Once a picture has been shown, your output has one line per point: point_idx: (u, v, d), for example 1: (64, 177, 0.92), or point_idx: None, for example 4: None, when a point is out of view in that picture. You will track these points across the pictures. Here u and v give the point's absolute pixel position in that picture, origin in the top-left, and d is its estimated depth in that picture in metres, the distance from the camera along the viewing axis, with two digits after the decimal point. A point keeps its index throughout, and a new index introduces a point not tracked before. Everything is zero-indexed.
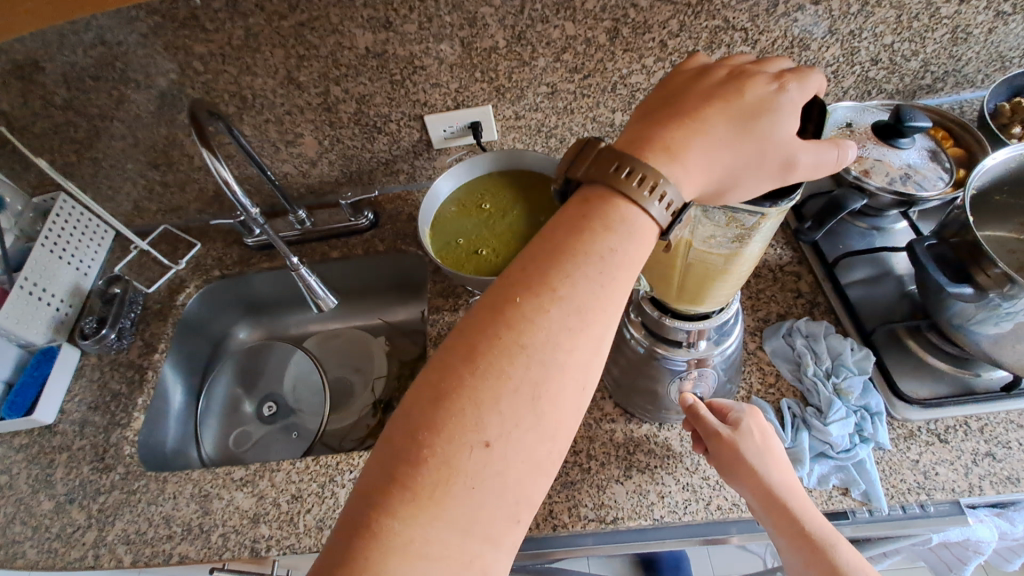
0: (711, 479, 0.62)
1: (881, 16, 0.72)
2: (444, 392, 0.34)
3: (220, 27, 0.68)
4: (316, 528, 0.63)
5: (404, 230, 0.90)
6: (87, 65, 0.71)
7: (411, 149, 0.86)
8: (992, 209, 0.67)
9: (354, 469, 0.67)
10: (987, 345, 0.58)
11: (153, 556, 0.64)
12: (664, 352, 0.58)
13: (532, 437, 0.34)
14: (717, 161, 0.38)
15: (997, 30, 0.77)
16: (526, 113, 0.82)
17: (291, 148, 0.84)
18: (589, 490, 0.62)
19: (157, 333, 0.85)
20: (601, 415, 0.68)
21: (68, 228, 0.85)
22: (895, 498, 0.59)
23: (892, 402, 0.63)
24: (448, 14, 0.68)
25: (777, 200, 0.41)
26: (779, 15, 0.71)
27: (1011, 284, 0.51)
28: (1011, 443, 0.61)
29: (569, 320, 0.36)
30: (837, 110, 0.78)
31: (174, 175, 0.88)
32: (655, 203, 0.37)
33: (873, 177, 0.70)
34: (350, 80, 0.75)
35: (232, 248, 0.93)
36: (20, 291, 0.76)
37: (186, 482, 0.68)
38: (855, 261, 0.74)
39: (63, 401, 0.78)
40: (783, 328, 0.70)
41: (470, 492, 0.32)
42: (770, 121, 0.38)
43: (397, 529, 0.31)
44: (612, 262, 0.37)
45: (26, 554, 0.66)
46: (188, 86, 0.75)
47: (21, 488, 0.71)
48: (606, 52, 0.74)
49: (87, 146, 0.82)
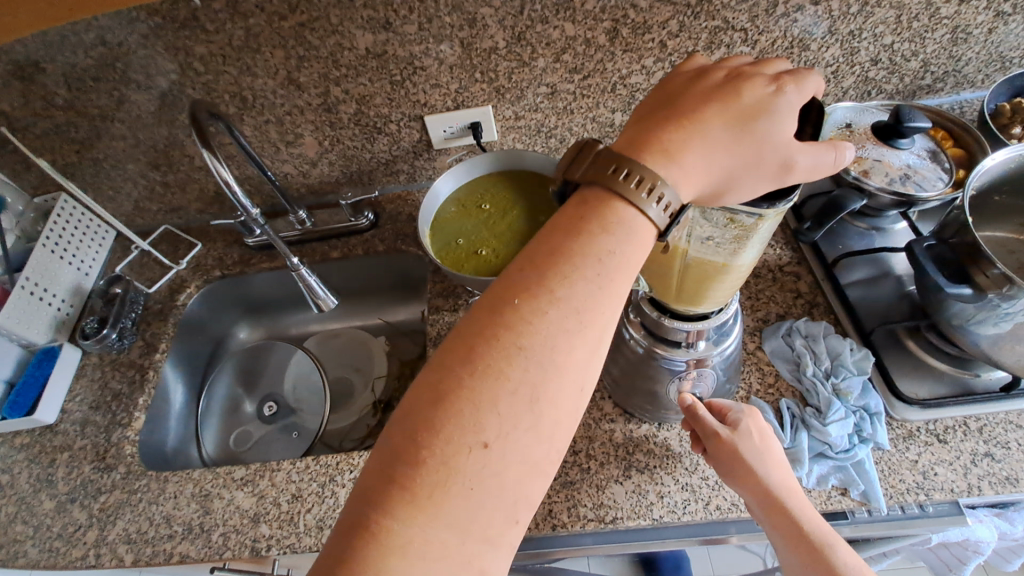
0: (710, 479, 0.62)
1: (881, 16, 0.72)
2: (443, 393, 0.34)
3: (220, 27, 0.68)
4: (316, 528, 0.63)
5: (405, 231, 0.90)
6: (88, 67, 0.72)
7: (412, 149, 0.86)
8: (993, 209, 0.67)
9: (354, 469, 0.67)
10: (986, 346, 0.58)
11: (154, 556, 0.64)
12: (664, 352, 0.58)
13: (530, 438, 0.34)
14: (715, 163, 0.38)
15: (997, 30, 0.77)
16: (526, 113, 0.82)
17: (291, 149, 0.84)
18: (589, 490, 0.62)
19: (157, 333, 0.85)
20: (601, 415, 0.68)
21: (69, 228, 0.86)
22: (895, 498, 0.59)
23: (892, 402, 0.63)
24: (448, 14, 0.68)
25: (775, 201, 0.41)
26: (779, 15, 0.71)
27: (1011, 284, 0.51)
28: (1010, 443, 0.61)
29: (568, 322, 0.36)
30: (837, 110, 0.78)
31: (175, 175, 0.88)
32: (654, 204, 0.37)
33: (872, 177, 0.70)
34: (350, 80, 0.75)
35: (232, 248, 0.93)
36: (20, 292, 0.76)
37: (187, 482, 0.69)
38: (855, 262, 0.74)
39: (63, 400, 0.78)
40: (783, 328, 0.70)
41: (469, 492, 0.32)
42: (768, 122, 0.38)
43: (396, 528, 0.31)
44: (611, 264, 0.37)
45: (26, 554, 0.66)
46: (188, 87, 0.75)
47: (22, 488, 0.71)
48: (606, 53, 0.74)
49: (88, 147, 0.82)
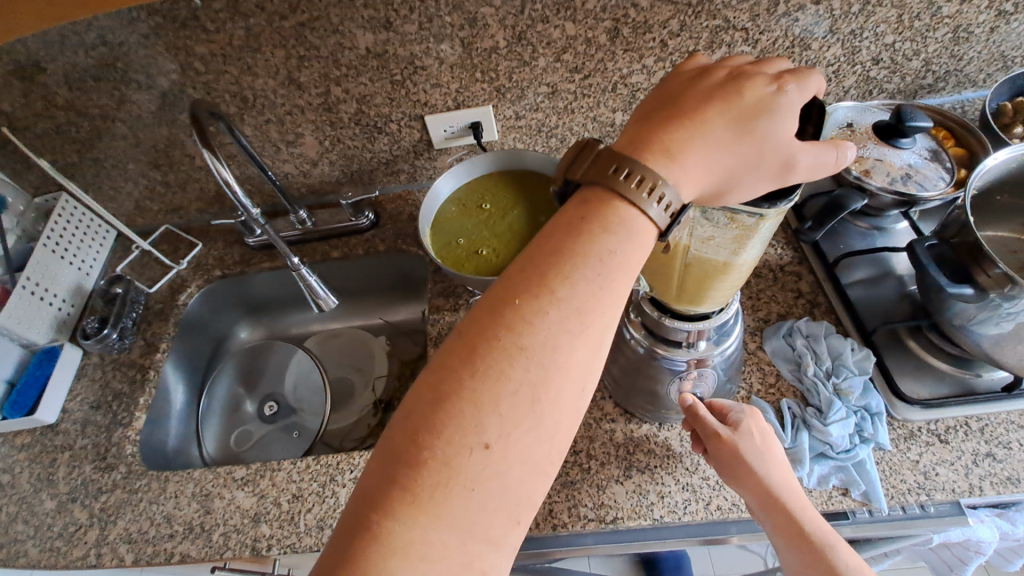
0: (711, 479, 0.62)
1: (883, 15, 0.72)
2: (444, 394, 0.34)
3: (220, 27, 0.68)
4: (316, 527, 0.63)
5: (405, 231, 0.90)
6: (89, 67, 0.72)
7: (412, 149, 0.86)
8: (994, 209, 0.67)
9: (354, 469, 0.67)
10: (987, 346, 0.58)
11: (154, 555, 0.64)
12: (664, 352, 0.58)
13: (531, 438, 0.34)
14: (716, 163, 0.38)
15: (998, 30, 0.76)
16: (526, 113, 0.82)
17: (292, 149, 0.84)
18: (589, 490, 0.62)
19: (158, 333, 0.85)
20: (601, 415, 0.68)
21: (69, 228, 0.86)
22: (895, 498, 0.59)
23: (892, 402, 0.63)
24: (448, 14, 0.68)
25: (776, 201, 0.41)
26: (780, 15, 0.71)
27: (1012, 284, 0.51)
28: (1011, 443, 0.61)
29: (569, 323, 0.36)
30: (837, 110, 0.78)
31: (175, 175, 0.88)
32: (655, 205, 0.37)
33: (873, 177, 0.70)
34: (350, 80, 0.75)
35: (233, 248, 0.93)
36: (21, 292, 0.76)
37: (187, 481, 0.69)
38: (856, 262, 0.74)
39: (64, 400, 0.78)
40: (783, 328, 0.70)
41: (470, 493, 0.32)
42: (769, 122, 0.38)
43: (397, 529, 0.31)
44: (611, 264, 0.37)
45: (27, 553, 0.66)
46: (189, 86, 0.75)
47: (23, 487, 0.72)
48: (606, 52, 0.73)
49: (89, 146, 0.82)
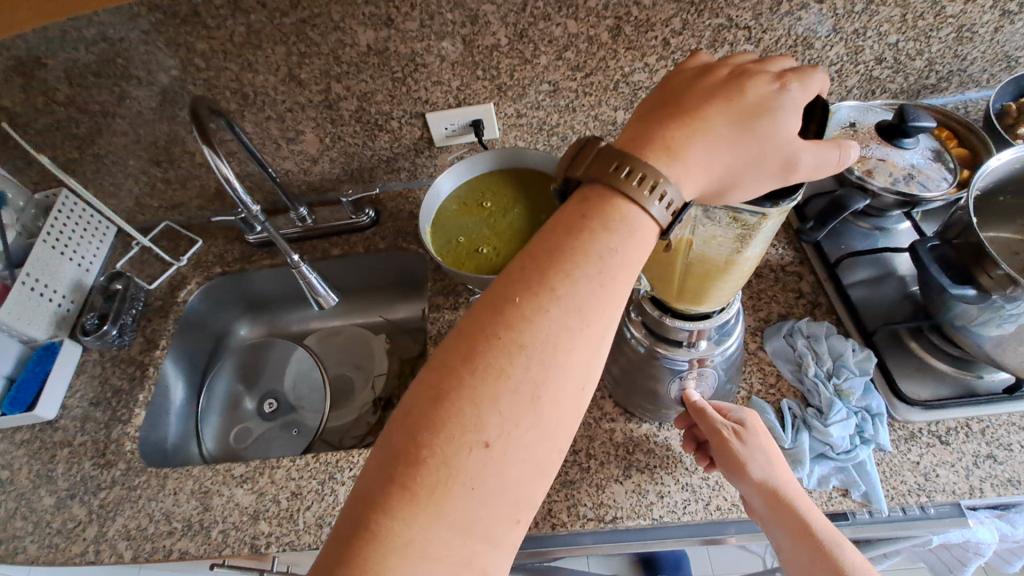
0: (711, 479, 0.62)
1: (886, 15, 0.72)
2: (443, 392, 0.34)
3: (221, 24, 0.68)
4: (316, 525, 0.63)
5: (405, 229, 0.90)
6: (89, 62, 0.71)
7: (413, 146, 0.86)
8: (997, 210, 0.67)
9: (354, 466, 0.67)
10: (990, 347, 0.57)
11: (153, 552, 0.64)
12: (664, 352, 0.58)
13: (531, 437, 0.34)
14: (717, 161, 0.38)
15: (1003, 30, 0.76)
16: (528, 111, 0.81)
17: (293, 145, 0.84)
18: (589, 490, 0.62)
19: (158, 330, 0.85)
20: (601, 415, 0.68)
21: (70, 224, 0.85)
22: (895, 499, 0.59)
23: (893, 403, 0.63)
24: (450, 12, 0.68)
25: (778, 200, 0.41)
26: (783, 13, 0.70)
27: (1014, 285, 0.50)
28: (1012, 445, 0.61)
29: (569, 320, 0.35)
30: (840, 109, 0.77)
31: (176, 172, 0.88)
32: (655, 203, 0.37)
33: (876, 177, 0.70)
34: (351, 77, 0.75)
35: (232, 245, 0.93)
36: (20, 287, 0.76)
37: (187, 478, 0.68)
38: (858, 262, 0.74)
39: (64, 396, 0.78)
40: (784, 328, 0.70)
41: (470, 491, 0.32)
42: (771, 120, 0.38)
43: (396, 528, 0.31)
44: (612, 262, 0.37)
45: (26, 549, 0.66)
46: (189, 82, 0.75)
47: (22, 483, 0.72)
48: (609, 50, 0.73)
49: (89, 142, 0.82)
